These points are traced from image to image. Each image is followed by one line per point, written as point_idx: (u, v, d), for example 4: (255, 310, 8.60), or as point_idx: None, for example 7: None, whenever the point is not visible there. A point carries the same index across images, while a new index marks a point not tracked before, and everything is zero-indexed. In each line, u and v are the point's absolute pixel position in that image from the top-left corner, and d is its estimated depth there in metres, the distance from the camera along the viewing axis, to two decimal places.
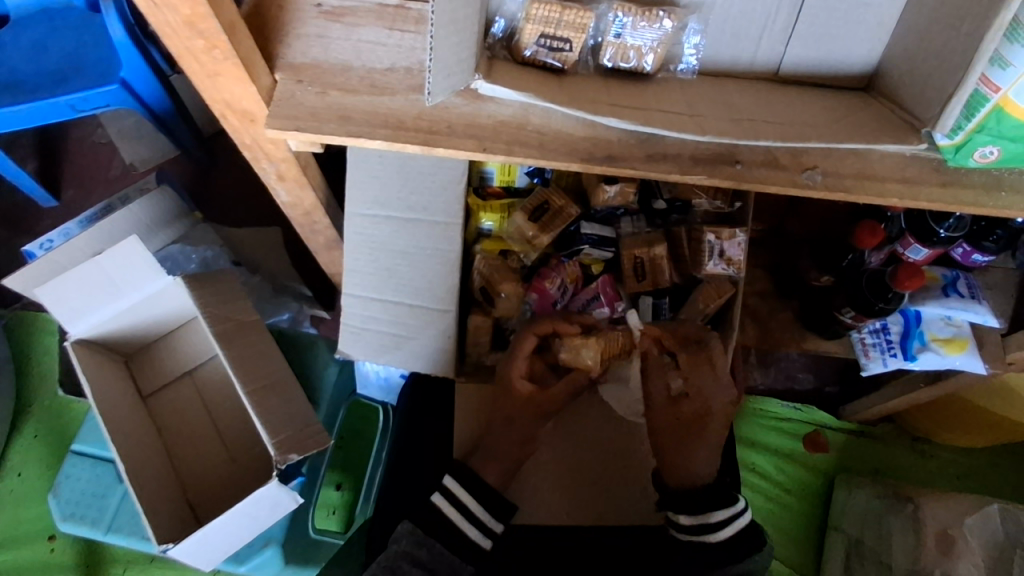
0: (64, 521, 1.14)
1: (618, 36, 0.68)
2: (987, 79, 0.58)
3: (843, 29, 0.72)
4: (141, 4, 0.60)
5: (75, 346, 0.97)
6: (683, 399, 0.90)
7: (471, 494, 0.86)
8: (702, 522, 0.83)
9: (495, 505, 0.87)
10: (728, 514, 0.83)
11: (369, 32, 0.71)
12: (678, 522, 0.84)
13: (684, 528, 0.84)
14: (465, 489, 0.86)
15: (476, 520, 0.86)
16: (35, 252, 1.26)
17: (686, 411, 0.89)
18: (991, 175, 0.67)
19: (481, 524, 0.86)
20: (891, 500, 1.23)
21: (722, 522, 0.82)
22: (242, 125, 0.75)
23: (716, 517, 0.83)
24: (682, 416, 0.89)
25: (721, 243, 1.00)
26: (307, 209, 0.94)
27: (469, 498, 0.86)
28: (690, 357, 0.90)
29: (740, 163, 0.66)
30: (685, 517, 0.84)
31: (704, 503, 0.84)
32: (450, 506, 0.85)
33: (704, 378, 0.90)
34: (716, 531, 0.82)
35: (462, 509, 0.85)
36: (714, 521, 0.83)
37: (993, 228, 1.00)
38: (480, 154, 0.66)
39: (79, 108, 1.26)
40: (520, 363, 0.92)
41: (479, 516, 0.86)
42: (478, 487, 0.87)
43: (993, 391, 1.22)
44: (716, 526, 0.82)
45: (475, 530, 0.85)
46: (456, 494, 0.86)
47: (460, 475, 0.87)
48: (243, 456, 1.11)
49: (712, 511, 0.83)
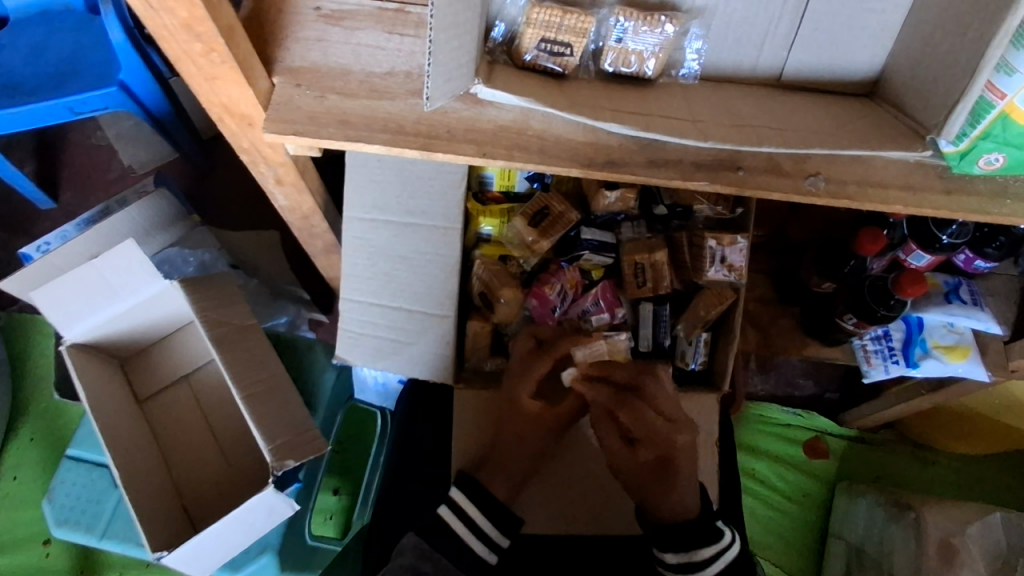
0: (58, 527, 1.13)
1: (620, 41, 0.67)
2: (993, 86, 0.57)
3: (846, 35, 0.71)
4: (139, 7, 0.60)
5: (70, 351, 0.96)
6: (638, 445, 0.83)
7: (477, 507, 0.86)
8: (688, 560, 0.81)
9: (503, 520, 0.86)
10: (714, 552, 0.81)
11: (369, 36, 0.70)
12: (665, 560, 0.82)
13: (671, 565, 0.82)
14: (471, 503, 0.86)
15: (484, 535, 0.85)
16: (31, 254, 1.25)
17: (648, 455, 0.83)
18: (996, 182, 0.66)
19: (487, 540, 0.85)
20: (894, 509, 1.21)
21: (707, 560, 0.80)
22: (239, 129, 0.75)
23: (702, 554, 0.80)
24: (645, 459, 0.83)
25: (722, 249, 0.98)
26: (305, 214, 0.93)
27: (476, 512, 0.85)
28: (632, 408, 0.83)
29: (742, 169, 0.65)
30: (671, 555, 0.82)
31: (691, 540, 0.81)
32: (459, 520, 0.85)
33: (653, 422, 0.83)
34: (705, 566, 0.80)
35: (468, 522, 0.85)
36: (701, 558, 0.80)
37: (996, 236, 0.99)
38: (479, 159, 0.65)
39: (77, 111, 1.25)
40: (529, 386, 0.89)
41: (486, 531, 0.85)
42: (483, 500, 0.86)
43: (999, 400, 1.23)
44: (702, 564, 0.80)
45: (481, 545, 0.84)
46: (462, 507, 0.85)
47: (465, 487, 0.87)
48: (239, 462, 1.10)
49: (697, 550, 0.81)
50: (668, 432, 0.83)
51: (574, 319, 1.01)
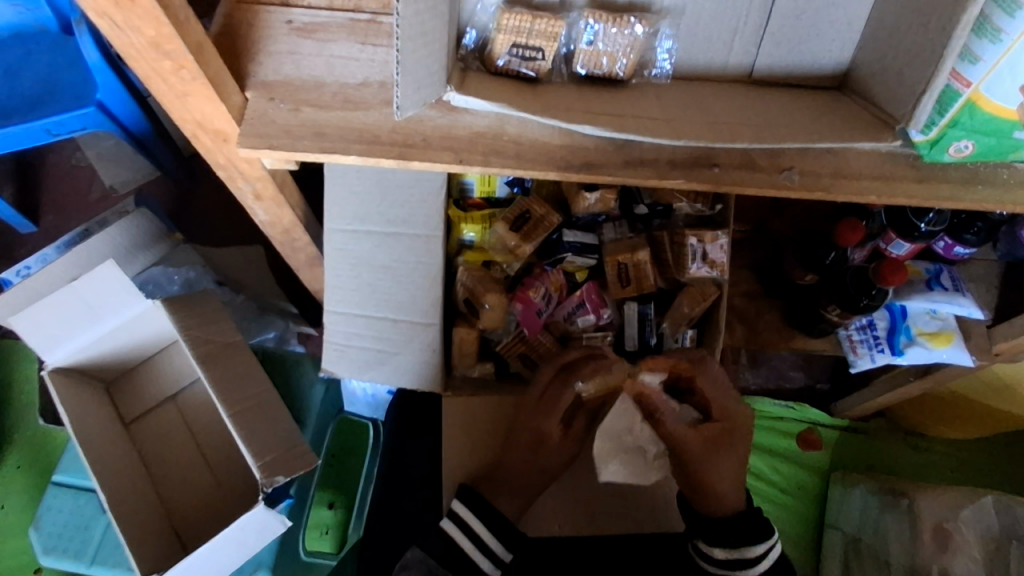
0: (46, 555, 1.12)
1: (591, 44, 0.68)
2: (958, 75, 0.59)
3: (814, 30, 0.72)
4: (104, 27, 0.59)
5: (53, 376, 0.95)
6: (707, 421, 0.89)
7: (482, 521, 0.87)
8: (738, 556, 0.83)
9: (509, 536, 0.88)
10: (765, 548, 0.84)
11: (341, 47, 0.70)
12: (713, 556, 0.84)
13: (719, 561, 0.83)
14: (476, 518, 0.87)
15: (489, 550, 0.87)
16: (12, 279, 1.24)
17: (713, 430, 0.88)
18: (967, 170, 0.67)
19: (493, 555, 0.87)
20: (886, 497, 1.23)
21: (759, 556, 0.83)
22: (214, 144, 0.74)
23: (755, 551, 0.83)
24: (707, 434, 0.88)
25: (704, 245, 0.99)
26: (286, 227, 0.93)
27: (480, 527, 0.87)
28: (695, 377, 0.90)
29: (717, 166, 0.66)
30: (719, 551, 0.83)
31: (740, 537, 0.84)
32: (462, 533, 0.87)
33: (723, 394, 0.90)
34: (754, 564, 0.83)
35: (474, 537, 0.86)
36: (749, 557, 0.83)
37: (974, 222, 1.00)
38: (456, 166, 0.65)
39: (54, 133, 1.24)
40: (557, 419, 0.90)
41: (492, 546, 0.86)
42: (492, 517, 0.88)
43: (988, 387, 1.23)
44: (753, 560, 0.83)
45: (488, 560, 0.86)
46: (467, 521, 0.87)
47: (471, 502, 0.88)
48: (231, 481, 1.10)
49: (750, 546, 0.83)
50: (724, 401, 0.90)
51: (560, 320, 1.04)
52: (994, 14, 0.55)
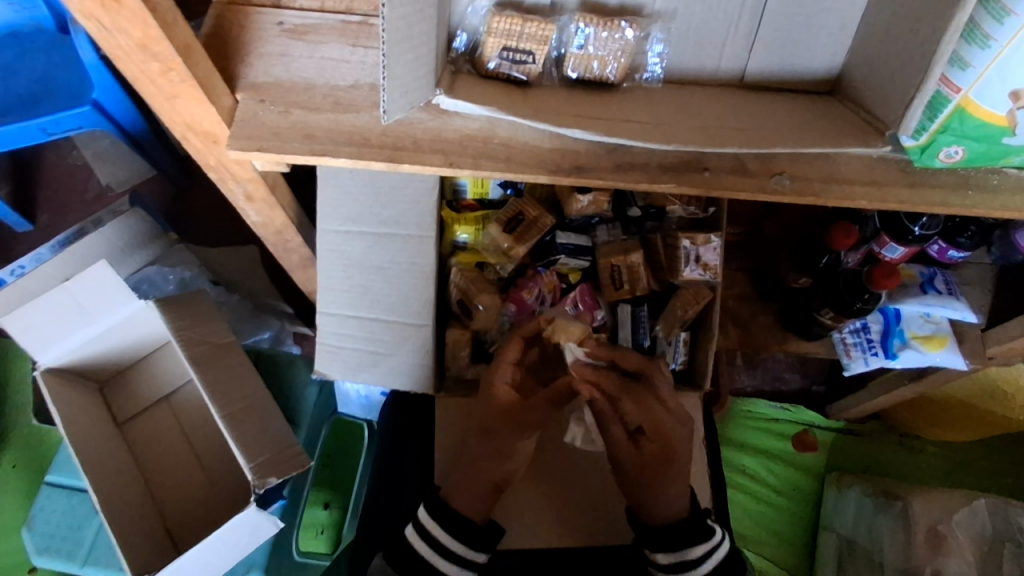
0: (39, 554, 1.12)
1: (581, 48, 0.68)
2: (948, 80, 0.58)
3: (806, 34, 0.71)
4: (93, 29, 0.59)
5: (45, 376, 0.95)
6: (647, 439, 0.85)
7: (443, 529, 0.83)
8: (681, 560, 0.84)
9: (474, 538, 0.84)
10: (708, 549, 0.84)
11: (333, 50, 0.70)
12: (658, 561, 0.85)
13: (663, 566, 0.84)
14: (437, 524, 0.83)
15: (451, 554, 0.83)
16: (6, 279, 1.24)
17: (652, 451, 0.84)
18: (958, 175, 0.67)
19: (457, 557, 0.83)
20: (880, 499, 1.21)
21: (701, 557, 0.84)
22: (205, 146, 0.74)
23: (697, 552, 0.84)
24: (647, 450, 0.85)
25: (697, 248, 0.99)
26: (279, 228, 0.93)
27: (442, 534, 0.83)
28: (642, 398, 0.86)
29: (707, 170, 0.66)
30: (663, 556, 0.84)
31: (684, 540, 0.84)
32: (424, 543, 0.83)
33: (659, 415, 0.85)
34: (697, 565, 0.84)
35: (433, 544, 0.82)
36: (692, 557, 0.84)
37: (968, 226, 1.00)
38: (447, 169, 0.65)
39: (50, 131, 1.24)
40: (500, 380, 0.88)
41: (455, 550, 0.82)
42: (451, 521, 0.83)
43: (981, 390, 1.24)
44: (695, 562, 0.83)
45: (446, 564, 0.82)
46: (428, 530, 0.83)
47: (432, 507, 0.85)
48: (224, 481, 1.10)
49: (692, 546, 0.84)
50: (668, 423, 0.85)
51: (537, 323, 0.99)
52: (984, 21, 0.55)
